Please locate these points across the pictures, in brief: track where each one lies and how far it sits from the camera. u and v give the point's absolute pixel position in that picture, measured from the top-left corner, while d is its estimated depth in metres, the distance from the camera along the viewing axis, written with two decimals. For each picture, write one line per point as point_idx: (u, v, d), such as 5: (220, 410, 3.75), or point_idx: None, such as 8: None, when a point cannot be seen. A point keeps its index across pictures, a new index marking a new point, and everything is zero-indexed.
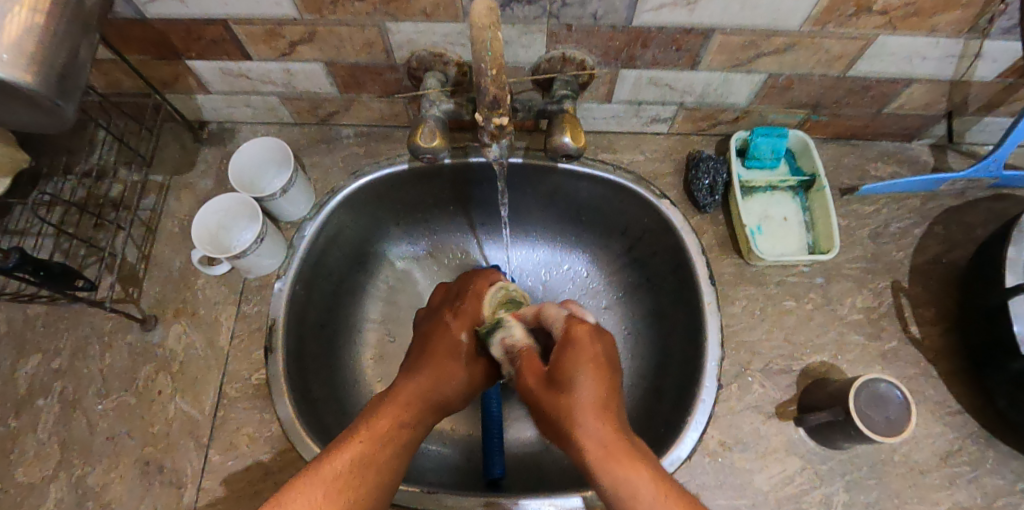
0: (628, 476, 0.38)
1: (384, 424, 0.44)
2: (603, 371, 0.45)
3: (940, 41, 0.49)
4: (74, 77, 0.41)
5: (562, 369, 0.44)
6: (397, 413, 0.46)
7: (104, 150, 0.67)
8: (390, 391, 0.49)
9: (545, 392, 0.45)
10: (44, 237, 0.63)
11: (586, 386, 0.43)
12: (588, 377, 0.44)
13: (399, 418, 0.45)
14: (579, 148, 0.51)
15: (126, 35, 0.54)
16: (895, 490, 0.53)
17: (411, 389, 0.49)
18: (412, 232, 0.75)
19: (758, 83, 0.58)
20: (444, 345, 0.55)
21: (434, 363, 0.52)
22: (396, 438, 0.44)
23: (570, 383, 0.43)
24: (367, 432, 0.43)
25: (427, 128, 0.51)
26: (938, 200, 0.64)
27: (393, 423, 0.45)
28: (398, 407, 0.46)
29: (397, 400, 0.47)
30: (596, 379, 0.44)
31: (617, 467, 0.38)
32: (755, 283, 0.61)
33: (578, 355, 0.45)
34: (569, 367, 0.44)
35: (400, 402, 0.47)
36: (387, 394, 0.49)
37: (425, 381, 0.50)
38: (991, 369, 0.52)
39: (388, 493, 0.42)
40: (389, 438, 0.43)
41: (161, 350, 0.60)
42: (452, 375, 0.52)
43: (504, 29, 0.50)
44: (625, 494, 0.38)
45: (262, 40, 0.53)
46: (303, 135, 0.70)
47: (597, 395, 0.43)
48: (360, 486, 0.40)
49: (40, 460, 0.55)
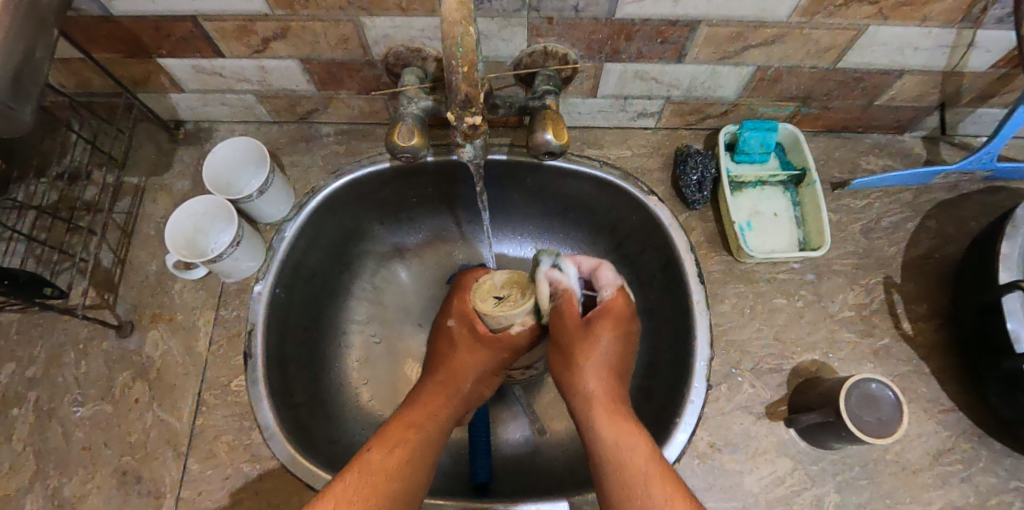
0: (630, 433, 0.43)
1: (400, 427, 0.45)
2: (625, 343, 0.50)
3: (932, 32, 0.48)
4: (29, 78, 0.39)
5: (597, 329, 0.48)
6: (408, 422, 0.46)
7: (78, 152, 0.65)
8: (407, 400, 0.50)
9: (575, 327, 0.49)
10: (15, 243, 0.61)
11: (609, 348, 0.48)
12: (612, 345, 0.48)
13: (414, 423, 0.47)
14: (562, 144, 0.49)
15: (92, 34, 0.52)
16: (887, 490, 0.52)
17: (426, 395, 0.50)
18: (397, 231, 0.73)
19: (746, 76, 0.56)
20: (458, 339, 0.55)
21: (449, 365, 0.53)
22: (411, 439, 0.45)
23: (594, 342, 0.48)
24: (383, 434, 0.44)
25: (405, 126, 0.49)
26: (930, 194, 0.63)
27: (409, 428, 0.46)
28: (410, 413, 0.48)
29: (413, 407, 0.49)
30: (620, 347, 0.49)
31: (621, 424, 0.44)
32: (745, 281, 0.60)
33: (613, 324, 0.49)
34: (599, 325, 0.48)
35: (415, 407, 0.48)
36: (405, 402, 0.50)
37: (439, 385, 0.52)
38: (983, 367, 0.51)
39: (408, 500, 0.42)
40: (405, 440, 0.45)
41: (138, 357, 0.58)
42: (465, 372, 0.52)
43: (482, 22, 0.48)
44: (623, 448, 0.42)
45: (234, 36, 0.51)
46: (282, 133, 0.68)
47: (613, 361, 0.48)
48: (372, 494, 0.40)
49: (14, 471, 0.54)
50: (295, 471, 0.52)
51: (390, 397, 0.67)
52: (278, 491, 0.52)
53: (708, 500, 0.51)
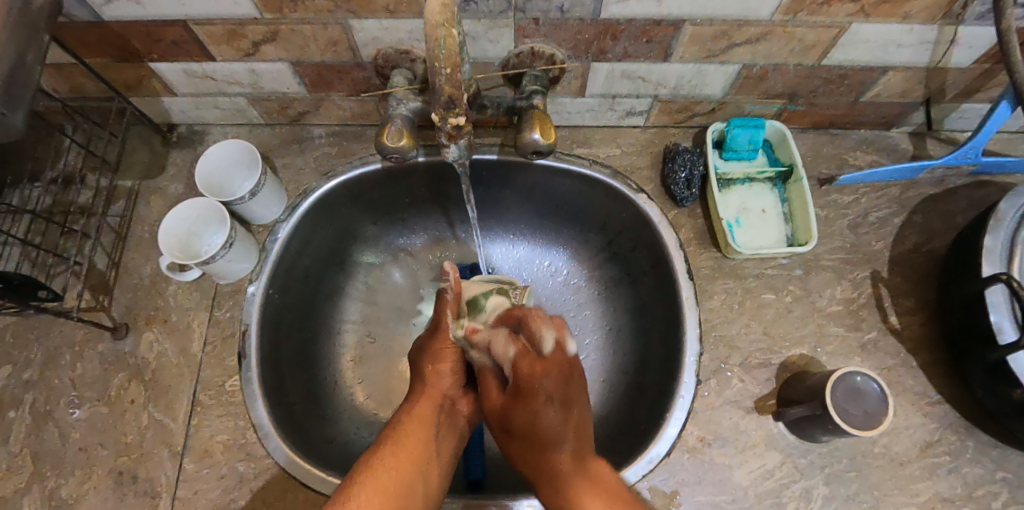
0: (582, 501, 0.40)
1: (400, 457, 0.42)
2: (555, 407, 0.43)
3: (914, 28, 0.48)
4: (20, 84, 0.40)
5: (521, 406, 0.43)
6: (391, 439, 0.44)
7: (72, 156, 0.66)
8: (392, 425, 0.47)
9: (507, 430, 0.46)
10: (11, 246, 0.62)
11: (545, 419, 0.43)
12: (543, 415, 0.43)
13: (415, 447, 0.44)
14: (549, 144, 0.50)
15: (84, 39, 0.53)
16: (875, 482, 0.52)
17: (415, 413, 0.48)
18: (390, 232, 0.74)
19: (733, 74, 0.57)
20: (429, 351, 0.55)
21: (430, 379, 0.52)
22: (418, 468, 0.42)
23: (528, 420, 0.43)
24: (383, 468, 0.41)
25: (394, 127, 0.50)
26: (917, 189, 0.64)
27: (409, 456, 0.43)
28: (399, 440, 0.44)
29: (406, 433, 0.45)
30: (562, 416, 0.43)
31: (571, 492, 0.41)
32: (734, 277, 0.61)
33: (529, 399, 0.42)
34: (517, 402, 0.43)
35: (407, 433, 0.45)
36: (392, 428, 0.46)
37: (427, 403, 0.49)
38: (969, 358, 0.52)
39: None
40: (407, 471, 0.42)
41: (134, 358, 0.59)
42: (447, 379, 0.53)
43: (469, 24, 0.49)
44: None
45: (224, 40, 0.52)
46: (275, 135, 0.69)
47: (553, 428, 0.43)
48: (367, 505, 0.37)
49: (12, 473, 0.54)
50: (290, 470, 0.53)
51: (385, 396, 0.68)
52: (272, 491, 0.53)
53: (698, 493, 0.52)
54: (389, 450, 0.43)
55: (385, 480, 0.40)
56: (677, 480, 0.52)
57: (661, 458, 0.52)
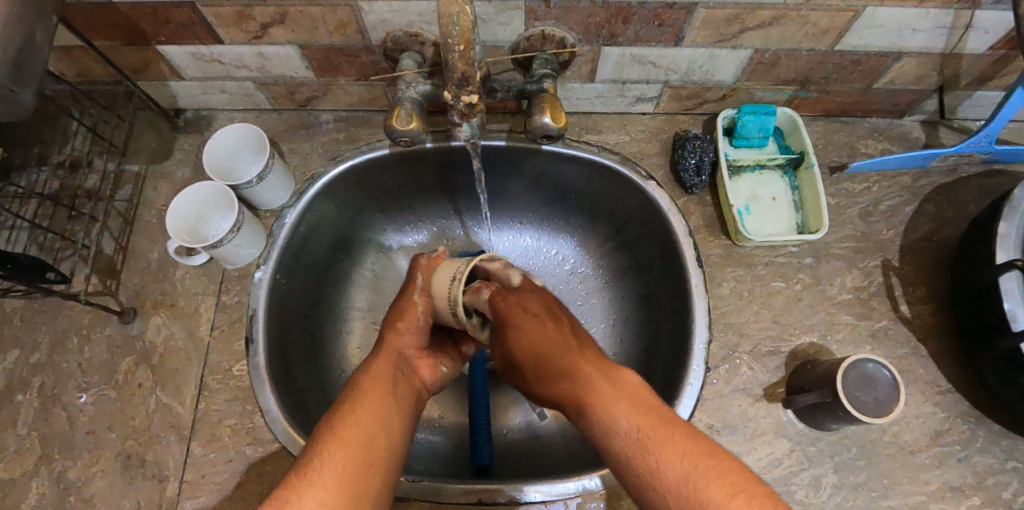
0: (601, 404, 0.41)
1: (362, 402, 0.42)
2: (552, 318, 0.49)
3: (929, 12, 0.48)
4: (29, 62, 0.39)
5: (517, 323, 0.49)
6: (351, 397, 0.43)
7: (79, 140, 0.66)
8: (350, 383, 0.46)
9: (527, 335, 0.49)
10: (18, 230, 0.62)
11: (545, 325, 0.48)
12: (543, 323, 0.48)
13: (372, 403, 0.43)
14: (560, 128, 0.49)
15: (92, 20, 0.52)
16: (885, 471, 0.52)
17: (375, 370, 0.47)
18: (396, 219, 0.73)
19: (744, 59, 0.56)
20: (401, 306, 0.55)
21: (390, 337, 0.52)
22: (378, 422, 0.41)
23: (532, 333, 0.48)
24: (349, 417, 0.41)
25: (403, 110, 0.49)
26: (929, 178, 0.63)
27: (374, 412, 0.42)
28: (355, 395, 0.43)
29: (365, 384, 0.45)
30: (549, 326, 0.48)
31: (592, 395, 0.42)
32: (743, 265, 0.60)
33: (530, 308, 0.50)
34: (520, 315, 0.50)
35: (365, 391, 0.44)
36: (351, 382, 0.46)
37: (383, 363, 0.48)
38: (981, 347, 0.51)
39: (380, 472, 0.39)
40: (366, 428, 0.40)
41: (141, 342, 0.59)
42: (408, 339, 0.52)
43: (480, 6, 0.48)
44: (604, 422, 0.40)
45: (232, 22, 0.52)
46: (281, 121, 0.69)
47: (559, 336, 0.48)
48: (335, 460, 0.37)
49: (20, 455, 0.54)
50: (297, 454, 0.53)
51: None
52: (280, 474, 0.53)
53: None
54: (346, 409, 0.42)
55: (350, 436, 0.39)
56: None
57: None
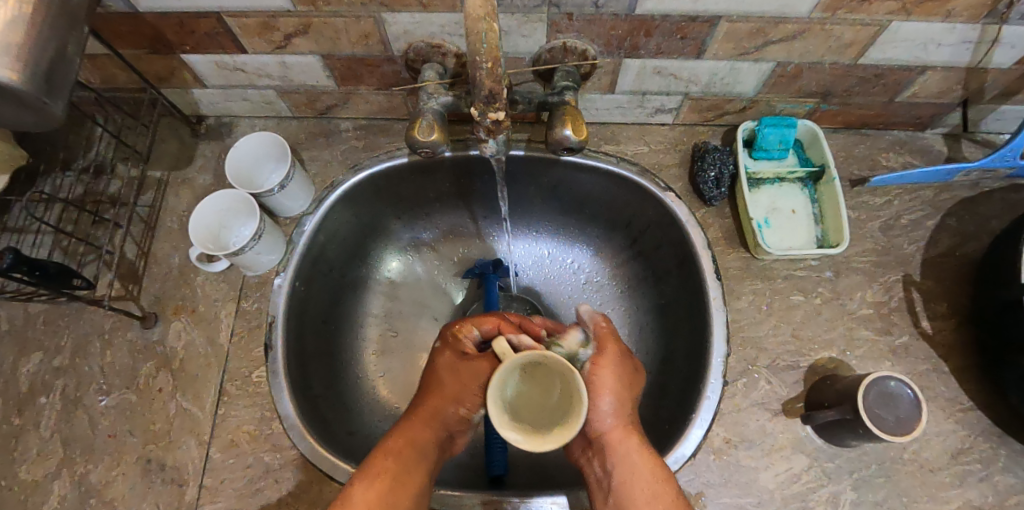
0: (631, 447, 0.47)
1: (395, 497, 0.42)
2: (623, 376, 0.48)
3: (956, 27, 0.47)
4: (61, 74, 0.40)
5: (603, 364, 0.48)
6: (383, 478, 0.43)
7: (102, 146, 0.67)
8: (390, 449, 0.45)
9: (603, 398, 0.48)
10: (42, 234, 0.63)
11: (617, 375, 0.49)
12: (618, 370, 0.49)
13: (410, 484, 0.44)
14: (581, 140, 0.49)
15: (118, 29, 0.53)
16: (905, 489, 0.51)
17: (415, 443, 0.46)
18: (414, 226, 0.74)
19: (766, 72, 0.56)
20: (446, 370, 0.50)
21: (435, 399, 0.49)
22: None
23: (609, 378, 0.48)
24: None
25: (425, 121, 0.49)
26: (951, 192, 0.63)
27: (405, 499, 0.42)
28: (396, 475, 0.43)
29: (402, 462, 0.44)
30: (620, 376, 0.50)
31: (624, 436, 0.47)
32: (762, 278, 0.60)
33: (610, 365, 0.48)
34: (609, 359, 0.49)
35: (402, 473, 0.44)
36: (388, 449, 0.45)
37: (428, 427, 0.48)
38: (1004, 365, 0.51)
39: None
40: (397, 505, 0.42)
41: (162, 347, 0.59)
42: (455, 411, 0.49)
43: (503, 18, 0.48)
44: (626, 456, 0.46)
45: (257, 33, 0.52)
46: (301, 128, 0.69)
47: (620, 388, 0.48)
48: None
49: (43, 457, 0.55)
50: (317, 462, 0.53)
51: (406, 391, 0.68)
52: (296, 481, 0.53)
53: (724, 495, 0.51)
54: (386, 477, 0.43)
55: None
56: (703, 481, 0.52)
57: (686, 459, 0.52)
